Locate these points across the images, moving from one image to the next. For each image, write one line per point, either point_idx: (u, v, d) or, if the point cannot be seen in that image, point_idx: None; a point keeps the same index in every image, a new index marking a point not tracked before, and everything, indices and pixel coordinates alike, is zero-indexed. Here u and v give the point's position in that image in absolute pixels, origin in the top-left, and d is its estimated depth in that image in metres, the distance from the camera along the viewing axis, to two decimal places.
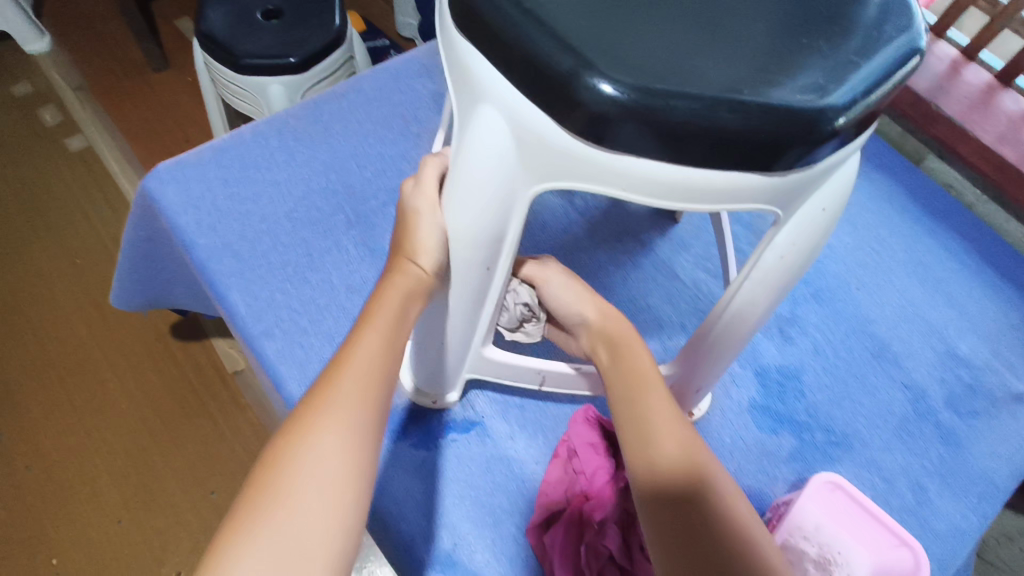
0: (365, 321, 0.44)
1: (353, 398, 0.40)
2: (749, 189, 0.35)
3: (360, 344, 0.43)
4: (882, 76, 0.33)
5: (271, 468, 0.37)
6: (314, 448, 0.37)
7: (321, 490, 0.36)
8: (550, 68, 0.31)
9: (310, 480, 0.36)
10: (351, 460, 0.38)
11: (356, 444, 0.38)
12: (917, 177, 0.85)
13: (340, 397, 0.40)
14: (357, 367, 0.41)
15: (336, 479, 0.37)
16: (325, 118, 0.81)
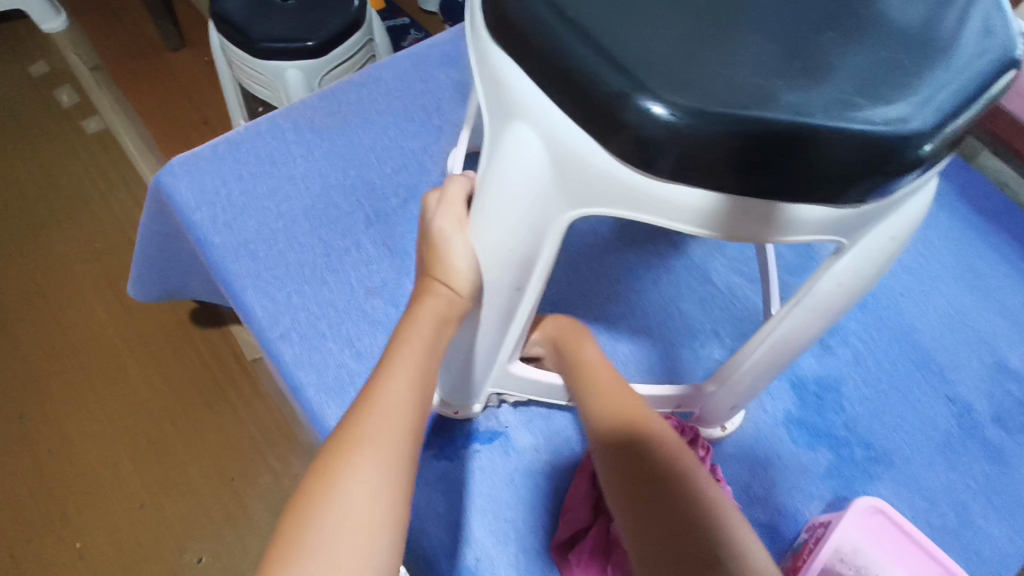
0: (393, 348, 0.42)
1: (384, 432, 0.38)
2: (814, 221, 0.32)
3: (391, 374, 0.41)
4: (972, 93, 0.29)
5: (302, 511, 0.35)
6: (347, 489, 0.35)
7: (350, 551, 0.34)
8: (594, 87, 0.28)
9: (345, 525, 0.34)
10: (386, 499, 0.36)
11: (390, 483, 0.36)
12: (970, 175, 0.80)
13: (372, 433, 0.38)
14: (388, 398, 0.39)
15: (371, 520, 0.35)
16: (345, 109, 0.78)
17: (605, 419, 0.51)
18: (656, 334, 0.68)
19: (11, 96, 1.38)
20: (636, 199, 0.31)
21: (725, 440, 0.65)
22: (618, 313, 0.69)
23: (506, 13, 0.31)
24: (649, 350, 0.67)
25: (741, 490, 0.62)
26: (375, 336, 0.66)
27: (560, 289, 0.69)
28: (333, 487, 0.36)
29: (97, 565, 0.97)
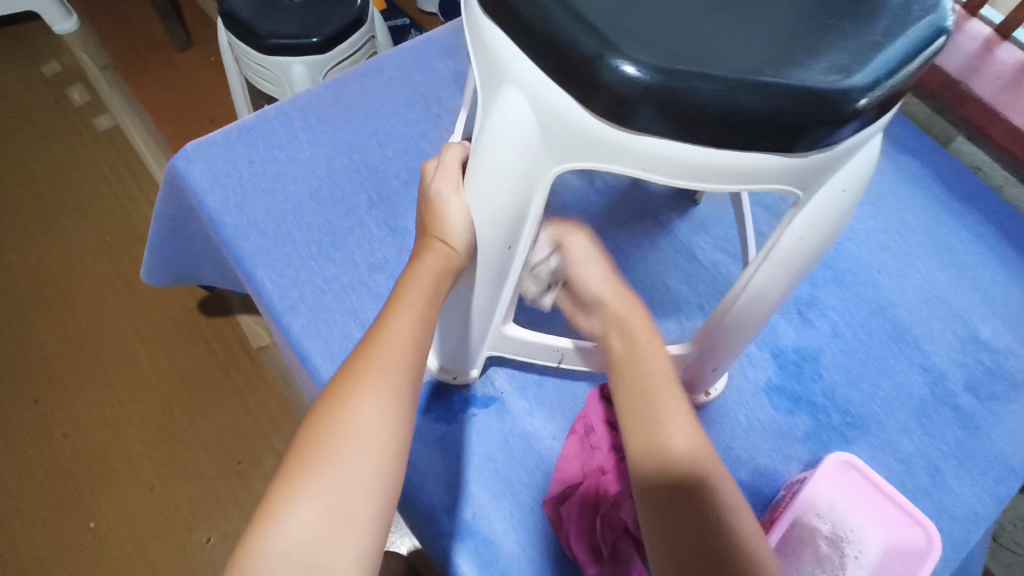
0: (395, 297, 0.45)
1: (390, 366, 0.41)
2: (772, 170, 0.35)
3: (392, 318, 0.44)
4: (908, 55, 0.33)
5: (316, 431, 0.39)
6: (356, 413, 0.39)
7: (366, 457, 0.38)
8: (574, 52, 0.32)
9: (355, 442, 0.38)
10: (391, 422, 0.40)
11: (394, 411, 0.40)
12: (944, 160, 0.83)
13: (378, 366, 0.41)
14: (393, 335, 0.43)
15: (378, 440, 0.39)
16: (348, 98, 0.82)
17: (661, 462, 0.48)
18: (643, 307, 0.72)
19: (25, 95, 1.43)
20: (612, 152, 0.35)
21: (709, 406, 0.68)
22: None
23: None
24: None
25: (723, 452, 0.66)
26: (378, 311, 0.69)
27: None
28: (343, 411, 0.39)
29: (111, 542, 1.01)
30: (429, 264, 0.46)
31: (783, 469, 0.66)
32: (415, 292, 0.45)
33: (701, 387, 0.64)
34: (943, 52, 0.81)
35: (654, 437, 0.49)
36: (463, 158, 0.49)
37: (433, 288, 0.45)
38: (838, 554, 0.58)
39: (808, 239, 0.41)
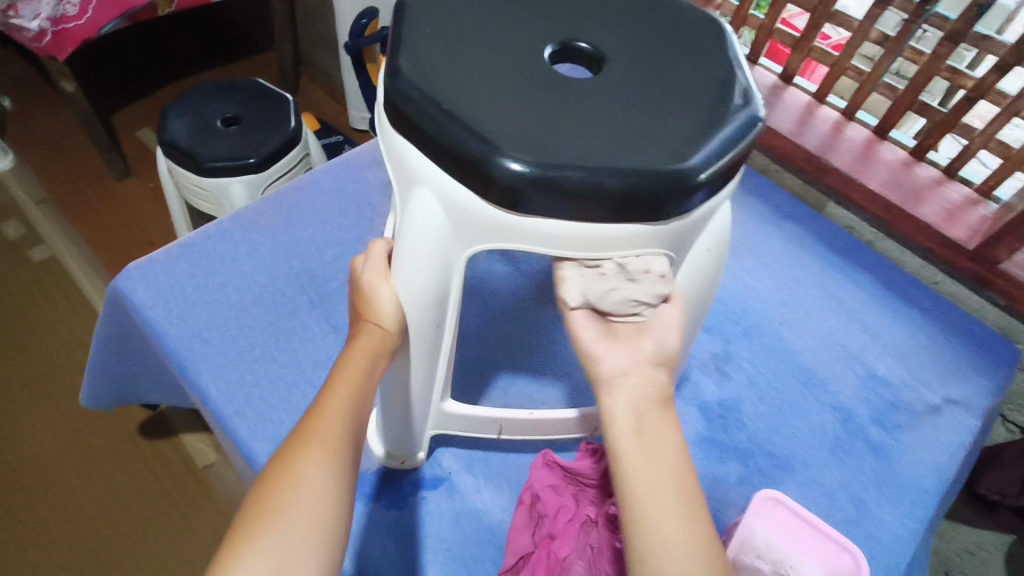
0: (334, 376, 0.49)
1: (328, 436, 0.44)
2: (644, 236, 0.43)
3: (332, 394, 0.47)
4: (729, 143, 0.42)
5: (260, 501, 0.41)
6: (297, 482, 0.42)
7: (313, 522, 0.41)
8: (468, 155, 0.39)
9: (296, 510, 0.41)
10: (331, 487, 0.42)
11: (336, 478, 0.43)
12: (821, 223, 0.96)
13: (319, 437, 0.44)
14: (333, 408, 0.46)
15: (318, 505, 0.41)
16: (286, 210, 0.88)
17: None
18: (575, 377, 0.77)
19: None
20: (510, 233, 0.42)
21: None
22: (541, 363, 0.78)
23: (401, 109, 0.41)
24: (570, 391, 0.76)
25: None
26: None
27: (483, 348, 0.78)
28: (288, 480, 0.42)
29: None
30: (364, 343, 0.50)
31: (723, 516, 0.69)
32: (353, 369, 0.48)
33: None
34: (803, 134, 0.94)
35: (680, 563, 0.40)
36: (389, 250, 0.54)
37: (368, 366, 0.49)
38: None
39: None
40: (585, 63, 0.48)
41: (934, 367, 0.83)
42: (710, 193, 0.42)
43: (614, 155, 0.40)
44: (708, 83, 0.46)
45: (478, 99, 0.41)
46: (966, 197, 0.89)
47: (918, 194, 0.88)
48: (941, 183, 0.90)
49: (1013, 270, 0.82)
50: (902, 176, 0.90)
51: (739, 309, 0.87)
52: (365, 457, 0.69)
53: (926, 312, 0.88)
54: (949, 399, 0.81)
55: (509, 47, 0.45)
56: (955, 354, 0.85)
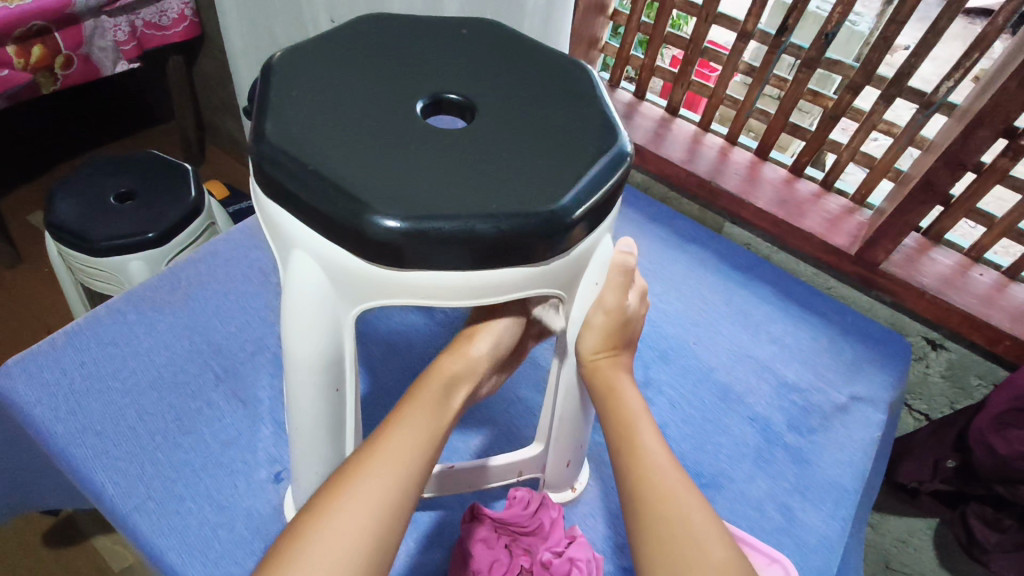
0: (406, 404, 0.50)
1: (419, 437, 0.48)
2: (528, 279, 0.43)
3: (396, 429, 0.48)
4: (598, 179, 0.43)
5: (308, 523, 0.42)
6: (361, 495, 0.43)
7: (407, 449, 0.47)
8: (339, 214, 0.39)
9: (338, 538, 0.41)
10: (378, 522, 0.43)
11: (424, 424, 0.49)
12: (720, 243, 1.01)
13: (371, 480, 0.44)
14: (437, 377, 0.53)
15: (356, 542, 0.41)
16: (185, 284, 0.84)
17: (639, 487, 0.48)
18: (500, 422, 0.76)
19: None
20: (397, 288, 0.42)
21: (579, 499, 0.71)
22: (465, 410, 0.77)
23: (270, 174, 0.41)
24: (496, 436, 0.74)
25: (601, 543, 0.67)
26: (233, 487, 0.67)
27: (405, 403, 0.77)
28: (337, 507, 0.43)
29: None
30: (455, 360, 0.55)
31: None
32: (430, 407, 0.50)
33: (564, 482, 0.68)
34: (693, 161, 1.00)
35: (638, 454, 0.50)
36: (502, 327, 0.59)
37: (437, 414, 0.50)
38: None
39: (580, 322, 0.50)
40: (458, 113, 0.49)
41: (838, 367, 0.88)
42: (588, 228, 0.44)
43: (486, 202, 0.40)
44: (575, 122, 0.48)
45: (348, 160, 0.41)
46: (844, 207, 0.96)
47: (801, 209, 0.95)
48: (820, 195, 0.97)
49: (893, 269, 0.89)
50: (785, 193, 0.97)
51: (654, 334, 0.89)
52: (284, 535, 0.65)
53: (825, 316, 0.93)
54: (856, 396, 0.85)
55: (377, 104, 0.46)
56: (855, 353, 0.90)
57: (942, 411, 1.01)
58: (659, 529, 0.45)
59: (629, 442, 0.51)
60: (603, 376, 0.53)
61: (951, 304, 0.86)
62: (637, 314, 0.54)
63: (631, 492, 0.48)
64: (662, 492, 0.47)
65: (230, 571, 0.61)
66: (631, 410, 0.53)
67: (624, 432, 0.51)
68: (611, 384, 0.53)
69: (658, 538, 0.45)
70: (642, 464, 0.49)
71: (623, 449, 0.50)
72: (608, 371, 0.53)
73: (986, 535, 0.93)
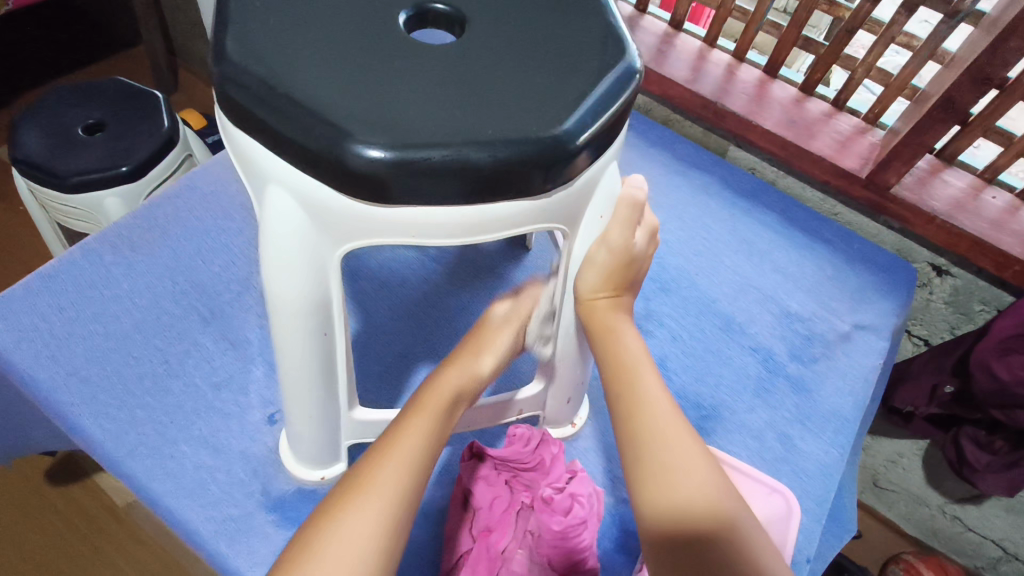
0: (412, 410, 0.51)
1: (423, 437, 0.49)
2: (527, 212, 0.40)
3: (400, 437, 0.48)
4: (606, 98, 0.39)
5: (314, 533, 0.43)
6: (368, 503, 0.44)
7: (414, 456, 0.47)
8: (317, 143, 0.34)
9: (334, 563, 0.41)
10: (378, 544, 0.42)
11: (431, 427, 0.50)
12: (724, 169, 0.96)
13: (379, 486, 0.45)
14: (445, 377, 0.54)
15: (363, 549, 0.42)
16: (162, 222, 0.80)
17: (638, 435, 0.46)
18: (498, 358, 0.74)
19: None
20: (382, 227, 0.38)
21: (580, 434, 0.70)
22: None
23: (234, 100, 0.36)
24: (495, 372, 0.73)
25: (602, 476, 0.66)
26: (225, 430, 0.66)
27: (400, 342, 0.75)
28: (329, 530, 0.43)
29: None
30: (460, 376, 0.54)
31: None
32: (434, 409, 0.51)
33: (564, 417, 0.67)
34: (698, 80, 0.94)
35: (637, 399, 0.48)
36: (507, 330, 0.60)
37: (439, 419, 0.51)
38: None
39: (579, 258, 0.46)
40: (446, 26, 0.43)
41: (843, 296, 0.86)
42: (594, 155, 0.40)
43: (479, 127, 0.36)
44: (577, 33, 0.42)
45: (324, 81, 0.36)
46: (855, 127, 0.91)
47: (810, 131, 0.90)
48: (832, 115, 0.92)
49: (904, 193, 0.85)
50: (794, 113, 0.92)
51: (655, 265, 0.87)
52: (281, 476, 0.64)
53: (830, 242, 0.91)
54: (859, 324, 0.84)
55: (355, 16, 0.40)
56: (860, 280, 0.88)
57: (942, 336, 1.00)
58: (660, 479, 0.44)
59: (630, 386, 0.48)
60: (600, 317, 0.50)
61: (961, 229, 0.83)
62: (644, 254, 0.50)
63: (631, 442, 0.46)
64: (660, 440, 0.45)
65: (229, 512, 0.61)
66: (632, 352, 0.50)
67: (623, 376, 0.49)
68: (607, 326, 0.50)
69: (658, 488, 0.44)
70: (640, 408, 0.47)
71: (621, 392, 0.48)
72: (608, 312, 0.50)
73: (977, 456, 0.94)
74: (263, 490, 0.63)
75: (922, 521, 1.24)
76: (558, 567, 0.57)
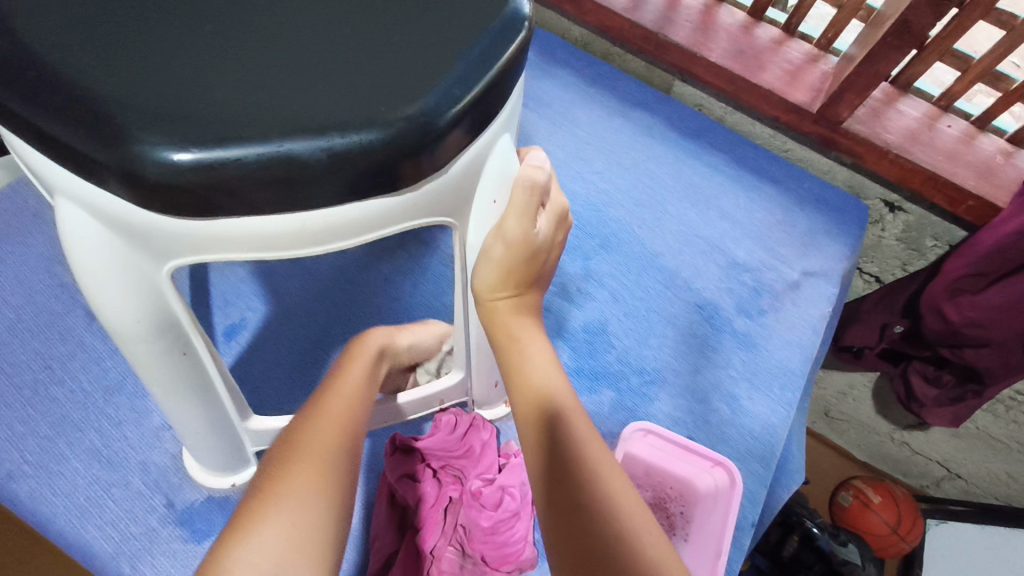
0: (339, 371, 0.49)
1: (358, 392, 0.48)
2: (391, 210, 0.33)
3: (334, 396, 0.46)
4: (481, 62, 0.31)
5: (260, 491, 0.38)
6: (314, 454, 0.41)
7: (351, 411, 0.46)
8: (96, 147, 0.27)
9: (289, 515, 0.37)
10: (330, 495, 0.39)
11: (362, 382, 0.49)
12: (668, 107, 0.89)
13: (319, 438, 0.42)
14: (364, 340, 0.53)
15: (318, 498, 0.39)
16: (33, 204, 0.70)
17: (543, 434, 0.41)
18: None
19: None
20: (209, 241, 0.31)
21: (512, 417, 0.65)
22: (385, 326, 0.69)
23: None
24: None
25: None
26: (122, 439, 0.60)
27: (315, 325, 0.68)
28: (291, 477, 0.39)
29: None
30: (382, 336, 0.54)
31: None
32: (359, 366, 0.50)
33: (494, 400, 0.61)
34: (637, 8, 0.84)
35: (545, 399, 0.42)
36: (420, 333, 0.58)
37: (368, 374, 0.50)
38: (666, 515, 0.63)
39: (472, 249, 0.40)
40: None
41: (792, 241, 0.82)
42: (471, 133, 0.32)
43: (310, 111, 0.28)
44: None
45: (106, 62, 0.28)
46: (806, 55, 0.84)
47: (758, 61, 0.82)
48: (782, 42, 0.84)
49: (856, 127, 0.79)
50: (742, 41, 0.84)
51: (596, 220, 0.80)
52: (187, 485, 0.58)
53: (780, 183, 0.85)
54: (808, 272, 0.80)
55: None
56: (810, 223, 0.83)
57: (893, 273, 0.97)
58: (564, 495, 0.39)
59: (536, 389, 0.43)
60: (501, 320, 0.44)
61: (915, 163, 0.78)
62: (552, 241, 0.42)
63: (515, 381, 0.44)
64: (565, 451, 0.40)
65: (128, 532, 0.56)
66: (539, 353, 0.45)
67: (524, 377, 0.44)
68: (509, 331, 0.45)
69: (544, 440, 0.41)
70: (546, 411, 0.42)
71: (527, 391, 0.43)
72: (507, 314, 0.44)
73: (924, 390, 0.94)
74: (167, 502, 0.57)
75: (872, 447, 1.26)
76: (491, 562, 0.54)
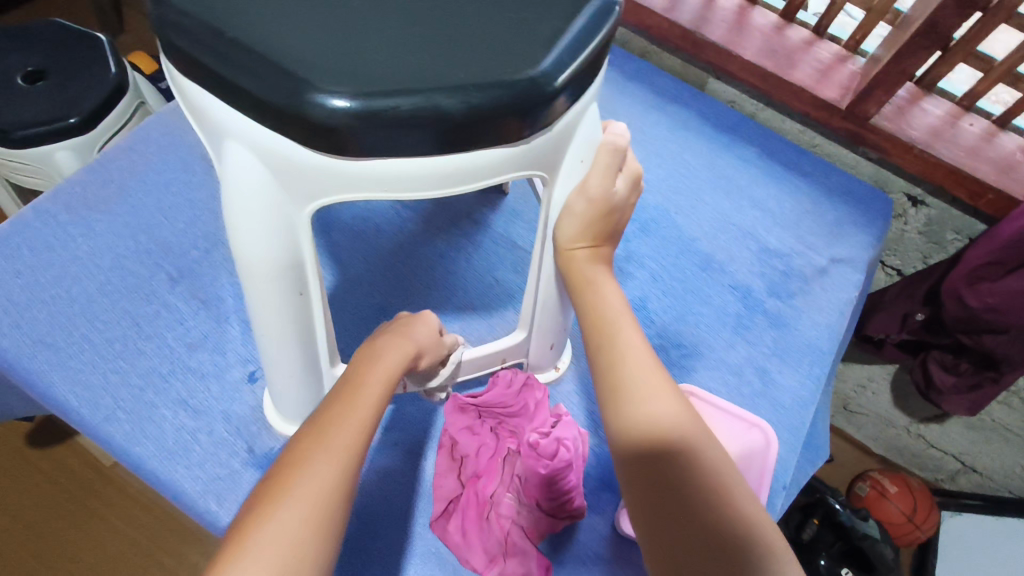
0: (347, 397, 0.47)
1: (361, 424, 0.46)
2: (503, 161, 0.38)
3: (336, 423, 0.45)
4: (586, 33, 0.37)
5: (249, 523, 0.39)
6: (303, 490, 0.41)
7: (348, 440, 0.44)
8: (276, 94, 0.32)
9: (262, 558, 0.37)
10: (313, 531, 0.39)
11: (364, 414, 0.47)
12: (703, 103, 0.94)
13: (312, 470, 0.42)
14: (381, 360, 0.51)
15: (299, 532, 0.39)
16: (118, 177, 0.76)
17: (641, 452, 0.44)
18: (478, 306, 0.74)
19: None
20: (351, 182, 0.36)
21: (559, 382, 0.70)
22: (441, 297, 0.74)
23: (180, 48, 0.34)
24: (477, 321, 0.73)
25: (585, 418, 0.67)
26: (205, 391, 0.65)
27: (376, 295, 0.73)
28: (248, 553, 0.37)
29: None
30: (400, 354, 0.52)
31: None
32: (368, 394, 0.48)
33: (547, 363, 0.66)
34: (675, 9, 0.90)
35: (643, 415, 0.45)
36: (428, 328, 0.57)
37: (375, 399, 0.48)
38: None
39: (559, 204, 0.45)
40: None
41: (820, 229, 0.86)
42: (573, 98, 0.38)
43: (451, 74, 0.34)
44: None
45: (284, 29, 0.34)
46: (835, 55, 0.89)
47: (790, 60, 0.87)
48: (812, 43, 0.89)
49: (883, 123, 0.84)
50: (774, 41, 0.89)
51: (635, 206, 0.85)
52: (266, 433, 0.63)
53: (808, 175, 0.90)
54: (836, 258, 0.84)
55: None
56: (838, 213, 0.87)
57: (914, 266, 1.01)
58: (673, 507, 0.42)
59: (611, 338, 0.49)
60: (579, 269, 0.50)
61: (939, 158, 0.82)
62: (625, 203, 0.49)
63: (612, 405, 0.46)
64: (665, 467, 0.43)
65: (213, 473, 0.60)
66: (613, 309, 0.51)
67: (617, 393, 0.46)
68: (586, 277, 0.51)
69: (641, 472, 0.43)
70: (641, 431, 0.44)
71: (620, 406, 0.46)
72: (584, 264, 0.50)
73: (943, 378, 0.98)
74: (248, 448, 0.62)
75: (889, 440, 1.29)
76: (546, 507, 0.59)
